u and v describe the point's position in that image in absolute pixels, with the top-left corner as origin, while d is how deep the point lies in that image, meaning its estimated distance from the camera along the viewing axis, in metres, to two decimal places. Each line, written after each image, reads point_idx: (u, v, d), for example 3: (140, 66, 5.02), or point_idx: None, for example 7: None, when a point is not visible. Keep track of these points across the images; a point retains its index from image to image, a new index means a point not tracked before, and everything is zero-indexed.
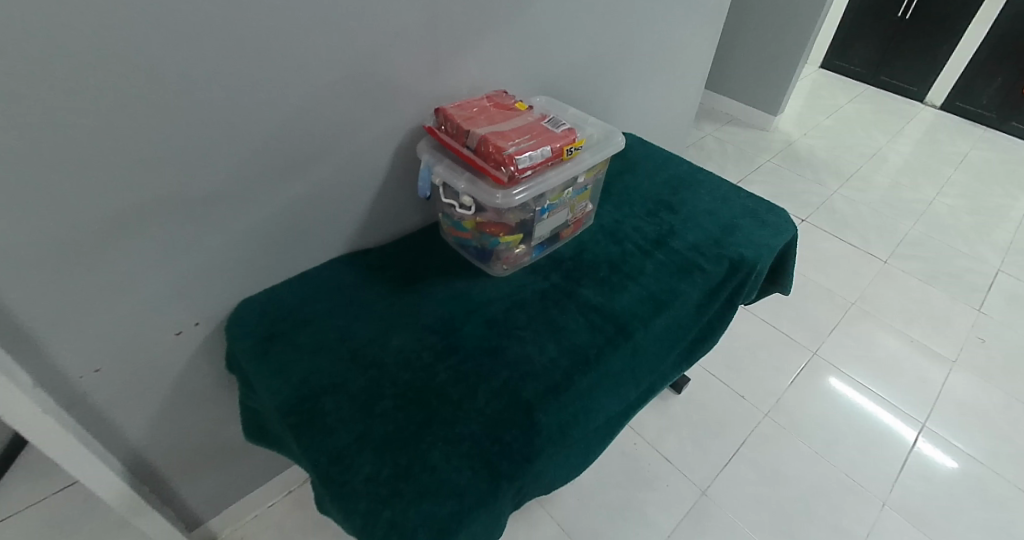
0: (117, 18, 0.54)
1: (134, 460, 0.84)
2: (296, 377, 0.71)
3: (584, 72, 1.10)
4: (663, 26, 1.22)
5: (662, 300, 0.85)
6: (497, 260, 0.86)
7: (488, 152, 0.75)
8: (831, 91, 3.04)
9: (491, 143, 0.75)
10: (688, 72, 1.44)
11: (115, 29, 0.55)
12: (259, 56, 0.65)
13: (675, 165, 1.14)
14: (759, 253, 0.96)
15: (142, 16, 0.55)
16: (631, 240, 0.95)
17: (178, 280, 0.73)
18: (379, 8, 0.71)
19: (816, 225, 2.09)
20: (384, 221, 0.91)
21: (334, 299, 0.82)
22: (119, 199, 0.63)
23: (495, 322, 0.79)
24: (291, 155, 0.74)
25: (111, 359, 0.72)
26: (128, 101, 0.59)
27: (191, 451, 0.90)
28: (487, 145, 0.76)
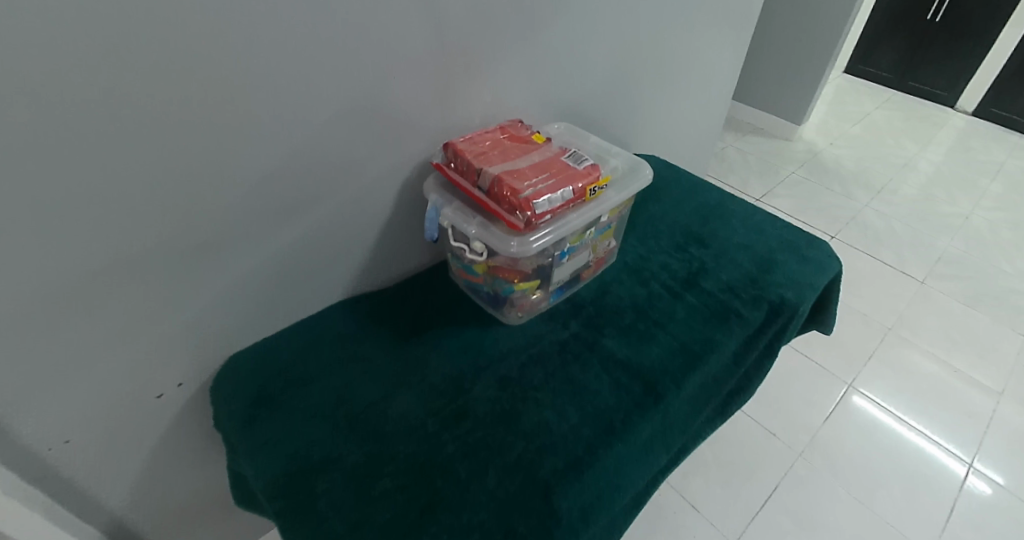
0: (76, 62, 0.47)
1: (116, 529, 0.77)
2: (286, 451, 0.63)
3: (605, 94, 1.02)
4: (687, 40, 1.13)
5: (695, 352, 0.77)
6: (512, 306, 0.78)
7: (501, 195, 0.67)
8: (856, 97, 2.92)
9: (506, 184, 0.67)
10: (712, 88, 1.34)
11: (74, 74, 0.48)
12: (246, 95, 0.58)
13: (703, 192, 1.05)
14: (801, 294, 0.86)
15: (107, 59, 0.48)
16: (657, 280, 0.87)
17: (158, 340, 0.66)
18: (379, 36, 0.64)
19: (846, 242, 1.97)
20: (388, 263, 0.83)
21: (331, 353, 0.74)
22: (86, 261, 0.56)
23: (509, 382, 0.71)
24: (283, 200, 0.67)
25: (85, 428, 0.65)
26: (94, 153, 0.52)
27: (180, 515, 0.83)
28: (500, 186, 0.68)
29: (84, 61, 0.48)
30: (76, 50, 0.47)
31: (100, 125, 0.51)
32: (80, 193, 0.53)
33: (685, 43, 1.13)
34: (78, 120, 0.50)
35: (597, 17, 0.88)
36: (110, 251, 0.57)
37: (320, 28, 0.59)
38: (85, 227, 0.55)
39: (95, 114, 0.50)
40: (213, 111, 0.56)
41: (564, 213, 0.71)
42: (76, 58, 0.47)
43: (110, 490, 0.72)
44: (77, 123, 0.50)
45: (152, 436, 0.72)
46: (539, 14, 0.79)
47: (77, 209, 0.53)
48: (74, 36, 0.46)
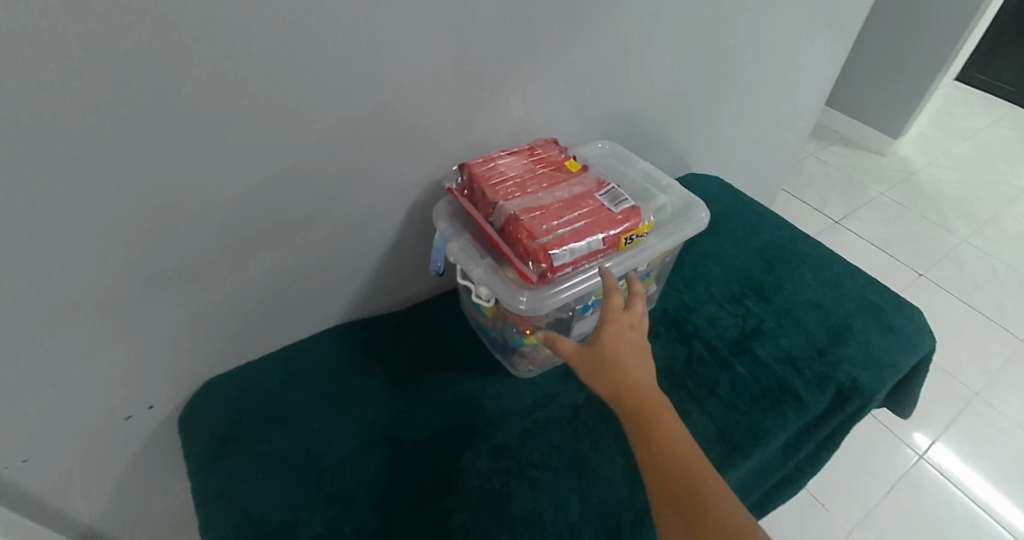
0: (10, 70, 0.41)
1: None
2: (243, 507, 0.57)
3: (664, 109, 0.87)
4: (776, 46, 0.94)
5: (735, 441, 0.64)
6: (522, 358, 0.67)
7: (515, 238, 0.56)
8: (968, 110, 2.53)
9: (521, 225, 0.56)
10: (794, 95, 1.08)
11: (10, 84, 0.41)
12: (219, 105, 0.50)
13: (772, 228, 0.90)
14: (880, 377, 0.71)
15: (48, 68, 0.42)
16: (701, 339, 0.74)
17: (124, 362, 0.61)
18: (384, 41, 0.54)
19: (935, 283, 1.66)
20: (391, 288, 0.75)
21: (314, 388, 0.67)
22: (36, 285, 0.52)
23: (505, 452, 0.61)
24: (265, 223, 0.60)
25: (48, 447, 0.61)
26: (39, 173, 0.46)
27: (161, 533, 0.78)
28: (515, 226, 0.56)
29: (19, 65, 0.41)
30: (9, 53, 0.40)
31: (45, 134, 0.45)
32: (26, 206, 0.47)
33: (774, 49, 0.94)
34: (17, 128, 0.43)
35: (662, 20, 0.74)
36: (68, 266, 0.52)
37: (310, 31, 0.50)
38: (35, 241, 0.49)
39: (37, 122, 0.44)
40: (179, 121, 0.49)
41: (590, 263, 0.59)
42: (9, 61, 0.40)
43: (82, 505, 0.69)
44: (17, 132, 0.44)
45: (124, 453, 0.68)
46: (588, 16, 0.66)
47: (26, 223, 0.48)
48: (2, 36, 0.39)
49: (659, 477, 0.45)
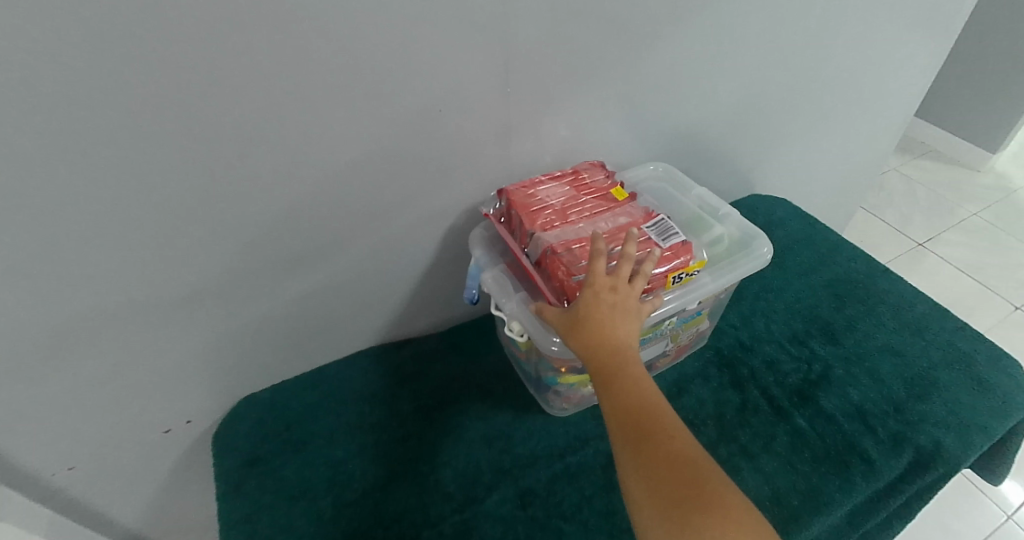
0: (49, 98, 0.41)
1: None
2: (264, 536, 0.56)
3: (726, 128, 0.81)
4: (857, 58, 0.85)
5: (791, 506, 0.58)
6: (558, 396, 0.63)
7: (552, 274, 0.52)
8: None
9: (559, 261, 0.52)
10: (877, 110, 0.98)
11: (48, 111, 0.41)
12: (253, 133, 0.49)
13: (846, 261, 0.81)
14: (970, 442, 0.62)
15: (85, 95, 0.41)
16: (757, 385, 0.67)
17: (162, 378, 0.62)
18: (422, 65, 0.51)
19: None
20: (428, 311, 0.73)
21: (343, 413, 0.65)
22: (78, 303, 0.52)
23: (533, 499, 0.57)
24: (300, 245, 0.59)
25: (89, 457, 0.62)
26: (78, 196, 0.46)
27: None
28: (552, 261, 0.52)
29: (56, 98, 0.41)
30: (45, 87, 0.40)
31: (84, 164, 0.45)
32: (67, 234, 0.48)
33: (854, 62, 0.85)
34: (57, 159, 0.44)
35: (727, 34, 0.67)
36: (109, 290, 0.53)
37: (344, 57, 0.47)
38: (76, 267, 0.50)
39: (76, 153, 0.44)
40: (213, 150, 0.48)
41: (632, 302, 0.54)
42: (47, 94, 0.40)
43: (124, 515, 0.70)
44: (56, 163, 0.44)
45: (162, 465, 0.69)
46: (642, 33, 0.61)
47: (67, 250, 0.49)
48: (38, 71, 0.39)
49: (619, 418, 0.44)
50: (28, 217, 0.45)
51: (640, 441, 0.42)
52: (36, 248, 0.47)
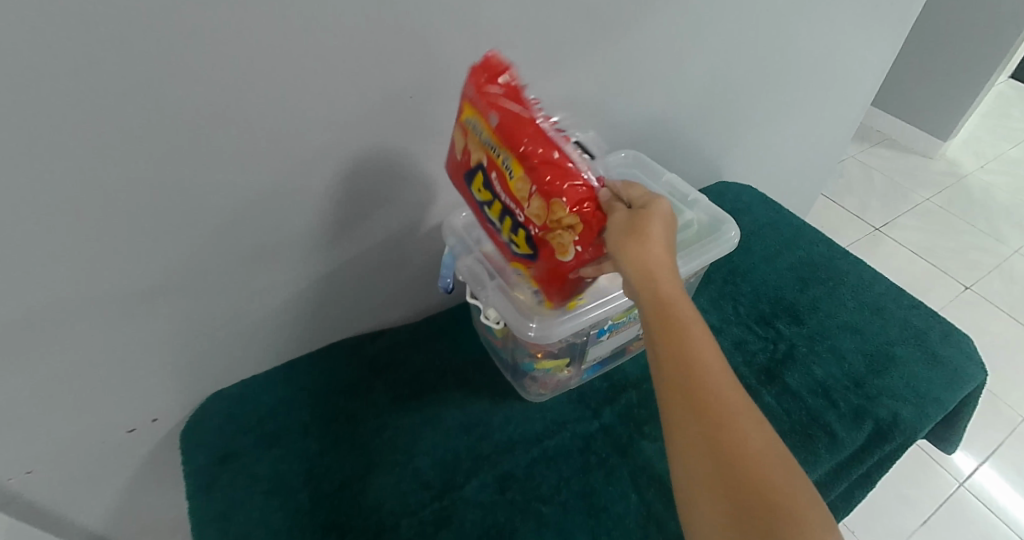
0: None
1: None
2: (240, 532, 0.55)
3: (694, 115, 0.82)
4: (817, 48, 0.87)
5: None
6: (534, 382, 0.64)
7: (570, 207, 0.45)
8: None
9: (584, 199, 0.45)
10: (837, 98, 1.01)
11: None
12: (221, 124, 0.47)
13: (809, 243, 0.84)
14: (925, 412, 0.65)
15: (36, 84, 0.38)
16: (727, 365, 0.69)
17: (127, 377, 0.59)
18: (393, 52, 0.50)
19: (984, 296, 1.53)
20: (400, 301, 0.72)
21: (317, 406, 0.64)
22: (32, 304, 0.49)
23: (512, 483, 0.58)
24: (270, 240, 0.57)
25: (48, 461, 0.60)
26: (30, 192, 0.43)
27: None
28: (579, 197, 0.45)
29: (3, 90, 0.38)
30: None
31: (35, 161, 0.42)
32: (19, 235, 0.45)
33: (815, 51, 0.87)
34: (5, 150, 0.40)
35: (693, 22, 0.68)
36: (68, 289, 0.50)
37: (315, 44, 0.46)
38: (31, 270, 0.47)
39: (26, 149, 0.41)
40: (178, 143, 0.46)
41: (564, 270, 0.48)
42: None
43: (91, 520, 0.68)
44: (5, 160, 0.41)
45: (128, 468, 0.66)
46: (611, 19, 0.61)
47: (20, 252, 0.45)
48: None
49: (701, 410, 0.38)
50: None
51: (702, 421, 0.38)
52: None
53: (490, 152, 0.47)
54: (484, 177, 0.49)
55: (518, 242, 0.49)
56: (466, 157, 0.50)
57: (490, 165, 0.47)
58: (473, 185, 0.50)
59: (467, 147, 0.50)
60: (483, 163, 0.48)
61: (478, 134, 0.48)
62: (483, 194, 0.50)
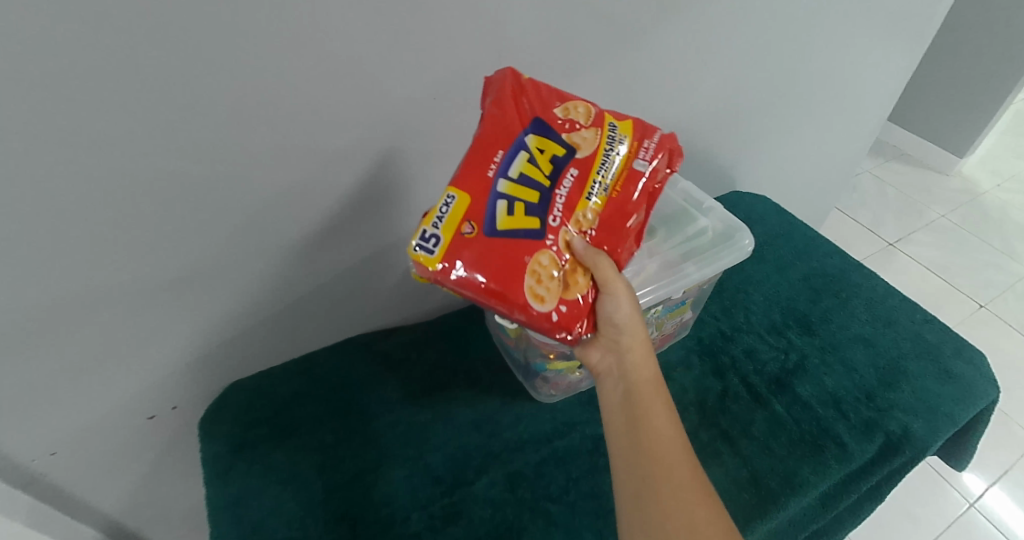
0: (45, 73, 0.39)
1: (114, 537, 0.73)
2: (253, 518, 0.57)
3: (711, 124, 0.83)
4: (836, 62, 0.88)
5: (769, 487, 0.60)
6: (546, 383, 0.64)
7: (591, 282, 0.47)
8: None
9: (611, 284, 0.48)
10: (854, 112, 1.02)
11: (43, 86, 0.39)
12: (250, 118, 0.48)
13: (822, 255, 0.84)
14: (936, 427, 0.65)
15: (80, 71, 0.40)
16: (738, 373, 0.70)
17: (149, 363, 0.60)
18: (419, 53, 0.51)
19: (999, 315, 1.52)
20: (416, 298, 0.73)
21: (332, 399, 0.65)
22: (63, 285, 0.50)
23: (521, 481, 0.59)
24: (294, 233, 0.58)
25: (70, 443, 0.61)
26: (69, 176, 0.44)
27: (178, 530, 0.77)
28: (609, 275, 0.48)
29: (44, 77, 0.39)
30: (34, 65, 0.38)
31: (72, 147, 0.43)
32: (55, 221, 0.46)
33: (833, 63, 0.87)
34: (48, 134, 0.42)
35: (712, 32, 0.69)
36: (99, 272, 0.51)
37: (343, 43, 0.47)
38: (65, 253, 0.48)
39: (64, 136, 0.42)
40: (208, 135, 0.47)
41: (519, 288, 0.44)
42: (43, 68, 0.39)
43: (108, 504, 0.69)
44: (43, 146, 0.42)
45: (146, 453, 0.67)
46: (632, 27, 0.62)
47: (53, 236, 0.47)
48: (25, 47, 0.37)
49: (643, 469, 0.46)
50: (9, 201, 0.43)
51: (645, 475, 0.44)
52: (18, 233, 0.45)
53: (600, 166, 0.47)
54: (559, 159, 0.46)
55: (511, 218, 0.45)
56: (571, 129, 0.47)
57: (585, 170, 0.46)
58: (576, 127, 0.41)
59: (585, 127, 0.48)
60: (586, 159, 0.47)
61: (608, 140, 0.48)
62: (544, 155, 0.46)
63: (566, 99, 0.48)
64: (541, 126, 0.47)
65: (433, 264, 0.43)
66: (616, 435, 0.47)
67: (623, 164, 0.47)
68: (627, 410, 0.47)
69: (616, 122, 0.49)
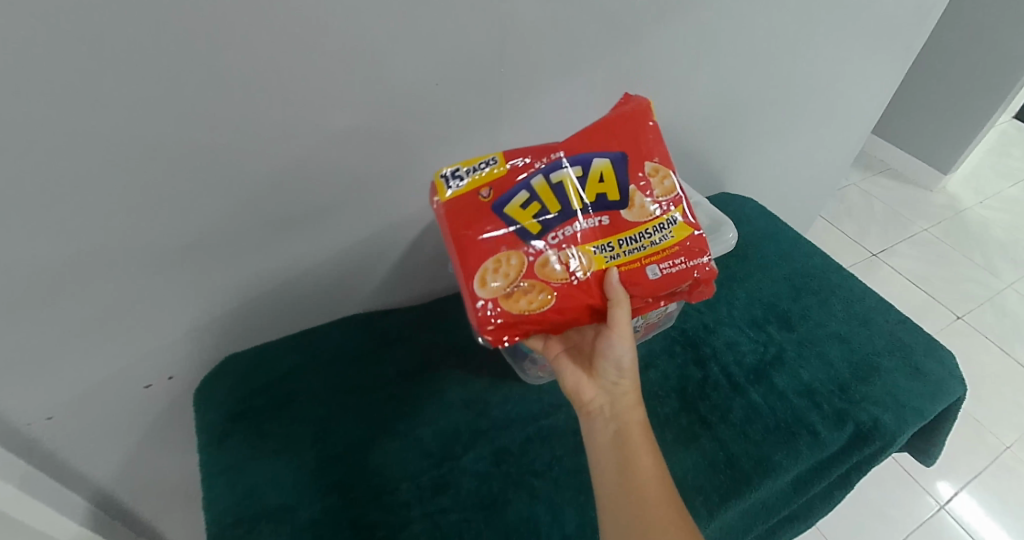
0: (67, 43, 0.41)
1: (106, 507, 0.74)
2: (247, 484, 0.59)
3: (700, 125, 0.86)
4: (823, 71, 0.91)
5: (743, 470, 0.63)
6: (533, 365, 0.67)
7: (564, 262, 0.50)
8: None
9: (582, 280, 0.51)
10: (840, 121, 1.05)
11: (64, 55, 0.41)
12: (260, 94, 0.50)
13: (804, 255, 0.87)
14: (904, 420, 0.68)
15: (100, 43, 0.42)
16: (719, 363, 0.72)
17: (149, 332, 0.62)
18: (425, 39, 0.53)
19: (974, 326, 1.56)
20: (410, 281, 0.75)
21: (326, 375, 0.68)
22: (71, 250, 0.52)
23: (507, 457, 0.62)
24: (296, 210, 0.60)
25: (68, 408, 0.62)
26: (84, 143, 0.46)
27: (170, 503, 0.79)
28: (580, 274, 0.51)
29: (68, 42, 0.41)
30: (59, 30, 0.40)
31: (90, 112, 0.45)
32: (67, 186, 0.48)
33: (821, 72, 0.91)
34: (67, 102, 0.43)
35: (706, 34, 0.72)
36: (106, 240, 0.53)
37: (353, 26, 0.49)
38: (76, 219, 0.50)
39: (83, 102, 0.44)
40: (220, 108, 0.49)
41: (479, 261, 0.49)
42: (66, 38, 0.40)
43: (102, 473, 0.70)
44: (62, 109, 0.44)
45: (142, 422, 0.69)
46: (627, 26, 0.65)
47: (66, 200, 0.48)
48: (51, 12, 0.39)
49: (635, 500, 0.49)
50: (25, 161, 0.45)
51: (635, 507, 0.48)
52: (32, 194, 0.47)
53: (629, 239, 0.52)
54: (604, 201, 0.52)
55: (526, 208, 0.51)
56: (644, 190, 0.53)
57: (616, 230, 0.52)
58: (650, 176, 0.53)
59: (654, 198, 0.53)
60: (632, 225, 0.52)
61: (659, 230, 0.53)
62: (600, 186, 0.52)
63: (662, 162, 0.54)
64: (623, 164, 0.53)
65: (444, 194, 0.51)
66: (608, 473, 0.50)
67: (653, 256, 0.52)
68: (620, 448, 0.51)
69: (678, 218, 0.53)
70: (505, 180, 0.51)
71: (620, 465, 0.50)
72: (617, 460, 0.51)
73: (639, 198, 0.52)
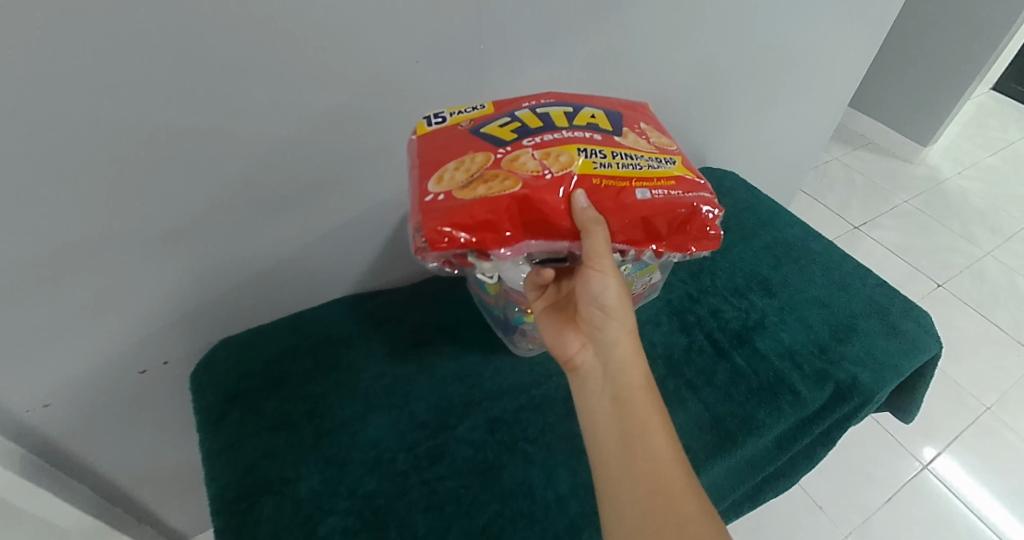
0: (44, 25, 0.41)
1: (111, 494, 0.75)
2: (245, 460, 0.60)
3: (680, 98, 0.87)
4: (799, 42, 0.92)
5: (728, 430, 0.66)
6: (523, 337, 0.68)
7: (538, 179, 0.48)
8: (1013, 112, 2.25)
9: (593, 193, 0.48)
10: (818, 93, 1.07)
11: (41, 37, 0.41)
12: (241, 75, 0.50)
13: (785, 224, 0.89)
14: (881, 377, 0.71)
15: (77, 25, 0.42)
16: (703, 329, 0.75)
17: (141, 316, 0.62)
18: (403, 16, 0.54)
19: (954, 293, 1.60)
20: (398, 260, 0.77)
21: (318, 356, 0.69)
22: (60, 236, 0.52)
23: (500, 425, 0.64)
24: (283, 191, 0.61)
25: (65, 394, 0.62)
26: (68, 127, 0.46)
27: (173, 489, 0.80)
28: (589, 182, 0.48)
29: (42, 21, 0.41)
30: (35, 11, 0.40)
31: (71, 96, 0.45)
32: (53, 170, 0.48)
33: (797, 42, 0.92)
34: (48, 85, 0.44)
35: (682, 6, 0.72)
36: (94, 226, 0.53)
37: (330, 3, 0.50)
38: (63, 204, 0.50)
39: (64, 84, 0.44)
40: (203, 90, 0.50)
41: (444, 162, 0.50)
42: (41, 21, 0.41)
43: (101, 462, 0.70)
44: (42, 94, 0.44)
45: (139, 408, 0.69)
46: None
47: (52, 185, 0.49)
48: None
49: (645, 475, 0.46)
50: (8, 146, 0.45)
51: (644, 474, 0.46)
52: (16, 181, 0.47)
53: (621, 156, 0.51)
54: (595, 127, 0.53)
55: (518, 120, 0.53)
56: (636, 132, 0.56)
57: (612, 145, 0.52)
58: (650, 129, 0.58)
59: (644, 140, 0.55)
60: (624, 145, 0.53)
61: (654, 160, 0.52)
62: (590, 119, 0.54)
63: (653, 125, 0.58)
64: (613, 114, 0.57)
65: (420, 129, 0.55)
66: (610, 448, 0.48)
67: (648, 181, 0.50)
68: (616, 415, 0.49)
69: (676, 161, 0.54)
70: (486, 117, 0.55)
71: (628, 435, 0.48)
72: (622, 428, 0.48)
73: (634, 136, 0.55)
